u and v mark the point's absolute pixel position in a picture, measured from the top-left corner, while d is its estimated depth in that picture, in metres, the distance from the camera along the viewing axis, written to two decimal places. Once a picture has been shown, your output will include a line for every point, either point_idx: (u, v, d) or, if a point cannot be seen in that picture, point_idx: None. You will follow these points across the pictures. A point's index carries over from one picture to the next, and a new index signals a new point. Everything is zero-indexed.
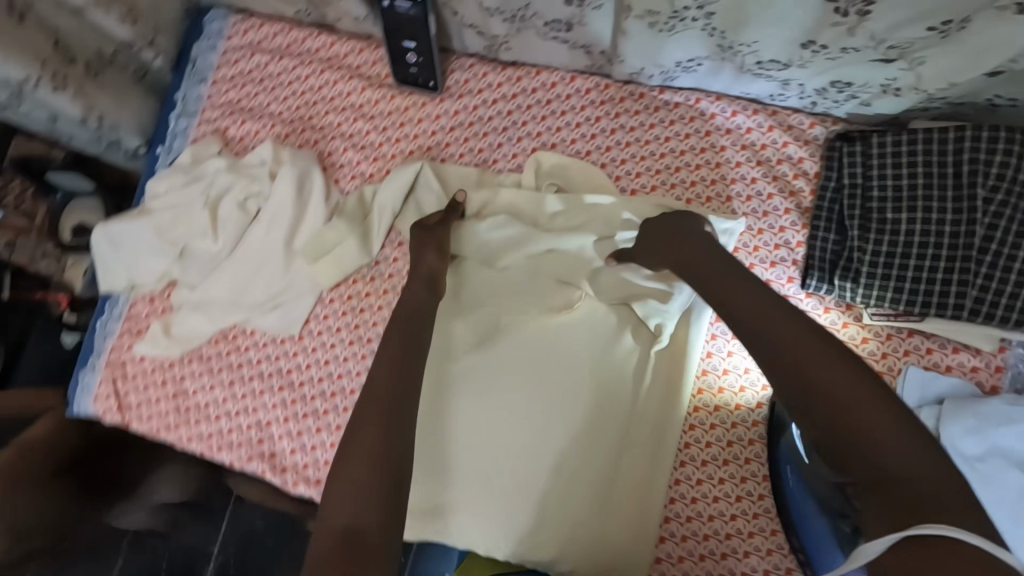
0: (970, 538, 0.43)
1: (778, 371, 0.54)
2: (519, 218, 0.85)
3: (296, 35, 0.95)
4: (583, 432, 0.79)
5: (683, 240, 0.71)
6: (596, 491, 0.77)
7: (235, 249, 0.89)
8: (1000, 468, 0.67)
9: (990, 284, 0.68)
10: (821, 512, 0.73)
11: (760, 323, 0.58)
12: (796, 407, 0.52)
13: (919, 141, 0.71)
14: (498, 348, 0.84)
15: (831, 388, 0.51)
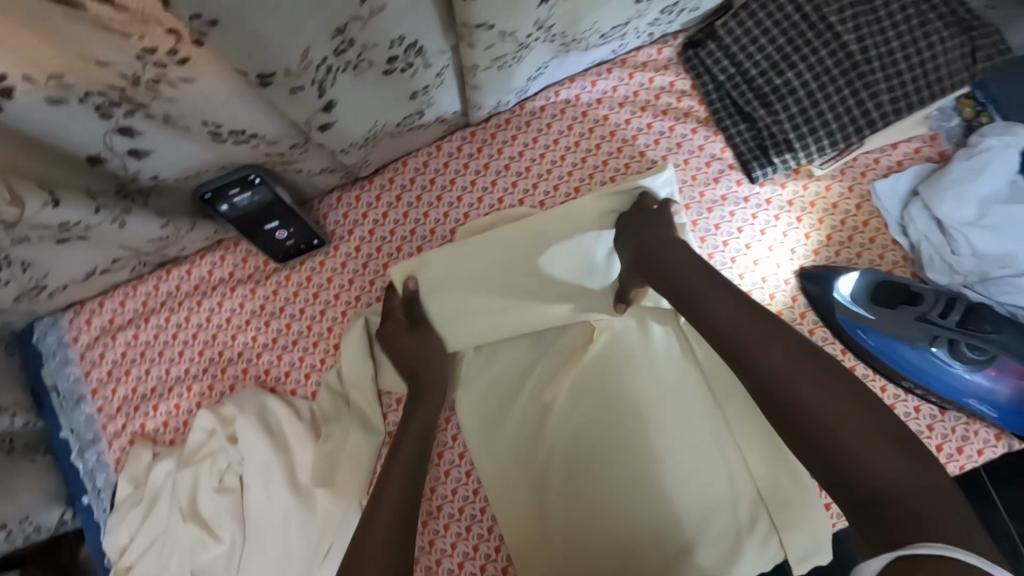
0: (968, 558, 0.40)
1: (759, 371, 0.52)
2: (485, 299, 0.76)
3: (147, 289, 0.83)
4: (679, 443, 0.75)
5: (655, 249, 0.68)
6: (731, 472, 0.75)
7: (245, 534, 0.75)
8: (1005, 210, 0.71)
9: (893, 81, 0.72)
10: (916, 347, 0.72)
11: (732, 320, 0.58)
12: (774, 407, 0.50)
13: (756, 11, 0.75)
14: (558, 418, 0.77)
15: (818, 403, 0.48)
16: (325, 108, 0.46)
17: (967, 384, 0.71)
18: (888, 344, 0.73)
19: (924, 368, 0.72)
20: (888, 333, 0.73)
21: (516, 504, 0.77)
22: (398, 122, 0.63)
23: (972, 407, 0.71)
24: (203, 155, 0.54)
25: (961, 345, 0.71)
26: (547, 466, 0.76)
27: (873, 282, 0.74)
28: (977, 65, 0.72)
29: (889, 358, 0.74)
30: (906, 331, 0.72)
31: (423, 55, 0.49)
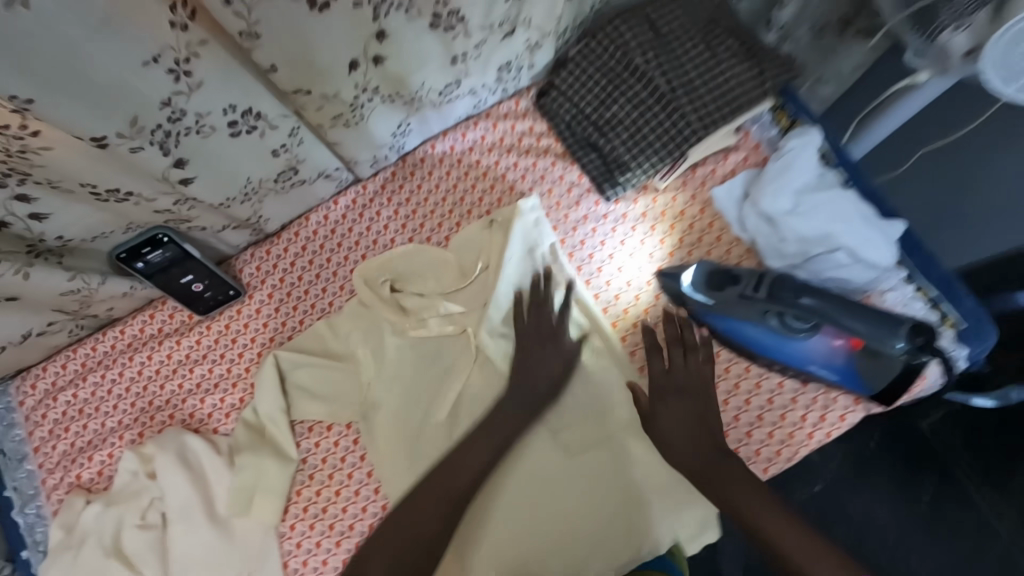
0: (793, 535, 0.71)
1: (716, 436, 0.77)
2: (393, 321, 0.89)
3: (86, 351, 0.93)
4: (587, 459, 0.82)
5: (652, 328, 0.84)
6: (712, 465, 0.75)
7: (167, 569, 0.80)
8: (815, 198, 0.82)
9: (698, 103, 0.85)
10: (756, 325, 0.79)
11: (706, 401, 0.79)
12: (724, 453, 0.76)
13: (581, 61, 0.89)
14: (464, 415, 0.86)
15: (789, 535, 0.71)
16: (175, 165, 0.59)
17: (809, 353, 0.77)
18: (734, 325, 0.80)
19: (767, 343, 0.79)
20: (732, 315, 0.80)
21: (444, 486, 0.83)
22: (275, 178, 0.74)
23: (820, 373, 0.78)
24: (99, 216, 0.65)
25: (788, 317, 0.76)
26: (466, 468, 0.83)
27: (709, 274, 0.82)
28: (766, 83, 0.85)
29: (742, 337, 0.81)
30: (734, 310, 0.80)
31: (263, 119, 0.62)
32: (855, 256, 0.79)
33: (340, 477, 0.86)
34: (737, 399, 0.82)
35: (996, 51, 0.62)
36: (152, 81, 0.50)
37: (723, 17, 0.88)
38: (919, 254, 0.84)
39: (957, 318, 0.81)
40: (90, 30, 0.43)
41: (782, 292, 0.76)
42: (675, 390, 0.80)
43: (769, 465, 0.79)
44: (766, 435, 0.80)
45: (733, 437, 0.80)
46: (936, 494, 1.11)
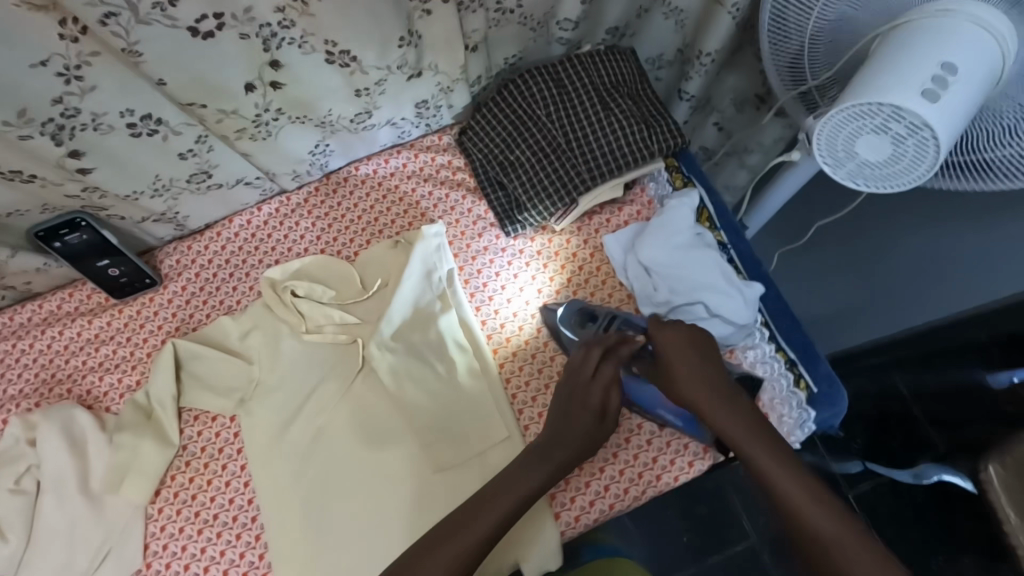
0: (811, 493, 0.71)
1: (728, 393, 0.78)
2: (292, 324, 0.94)
3: (2, 320, 0.98)
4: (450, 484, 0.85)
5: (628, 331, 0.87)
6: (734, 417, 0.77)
7: (32, 535, 0.83)
8: (685, 255, 0.88)
9: (592, 157, 0.93)
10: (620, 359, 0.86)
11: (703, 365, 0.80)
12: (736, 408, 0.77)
13: (495, 109, 0.98)
14: (332, 420, 0.91)
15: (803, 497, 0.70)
16: (71, 154, 0.66)
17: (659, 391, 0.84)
18: None
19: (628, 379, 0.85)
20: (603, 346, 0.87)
21: (294, 486, 0.87)
22: (187, 179, 0.81)
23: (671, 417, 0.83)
24: (6, 194, 0.72)
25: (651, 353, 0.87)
26: (315, 472, 0.88)
27: (580, 313, 0.89)
28: (657, 146, 0.93)
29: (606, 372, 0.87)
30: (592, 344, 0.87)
31: (164, 124, 0.69)
32: (713, 312, 0.85)
33: (215, 467, 0.89)
34: None
35: (832, 120, 0.66)
36: (43, 80, 0.57)
37: (626, 82, 0.97)
38: (783, 317, 0.90)
39: (810, 382, 0.86)
40: None
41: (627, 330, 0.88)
42: (677, 343, 0.82)
43: (615, 501, 0.82)
44: (618, 473, 0.83)
45: (587, 471, 0.83)
46: None
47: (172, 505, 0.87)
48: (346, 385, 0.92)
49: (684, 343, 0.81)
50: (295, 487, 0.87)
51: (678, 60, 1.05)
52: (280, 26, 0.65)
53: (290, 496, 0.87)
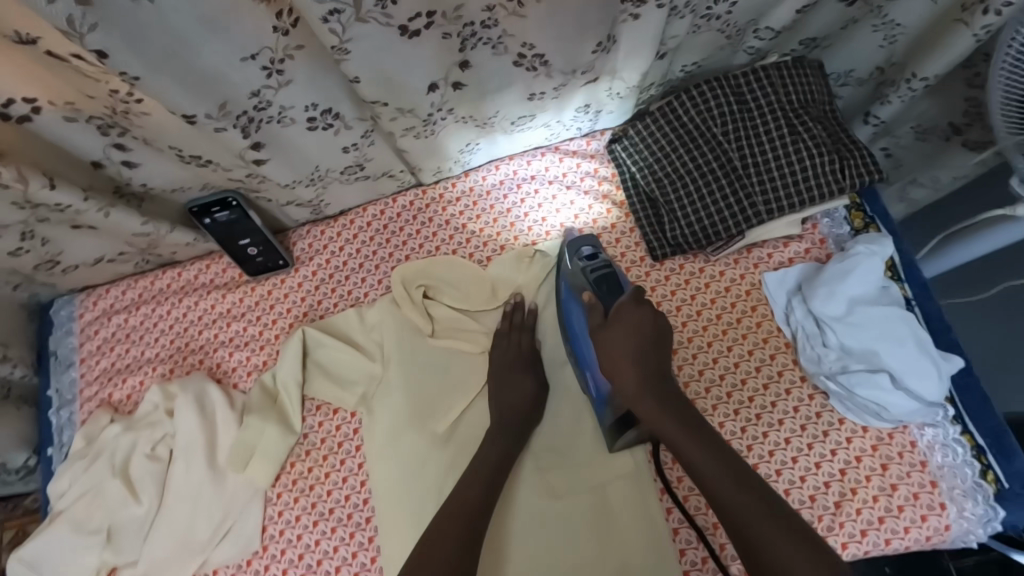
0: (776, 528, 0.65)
1: (679, 415, 0.73)
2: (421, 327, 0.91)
3: (144, 283, 1.01)
4: (561, 511, 0.82)
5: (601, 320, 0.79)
6: (686, 440, 0.71)
7: (162, 500, 0.86)
8: (866, 310, 0.77)
9: (767, 187, 0.83)
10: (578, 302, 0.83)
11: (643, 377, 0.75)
12: (685, 426, 0.72)
13: (659, 120, 0.89)
14: (452, 430, 0.88)
15: (772, 540, 0.64)
16: (252, 147, 0.63)
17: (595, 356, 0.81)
18: (569, 296, 0.85)
19: (576, 324, 0.83)
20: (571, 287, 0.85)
21: (407, 494, 0.85)
22: (342, 170, 0.79)
23: (588, 379, 0.83)
24: (180, 173, 0.71)
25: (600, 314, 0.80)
26: (439, 484, 0.85)
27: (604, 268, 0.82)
28: (847, 180, 0.82)
29: (567, 307, 0.85)
30: (572, 276, 0.84)
31: (340, 119, 0.66)
32: (897, 383, 0.74)
33: (333, 460, 0.89)
34: None
35: None
36: (246, 74, 0.54)
37: (816, 103, 0.86)
38: (973, 396, 0.78)
39: (1000, 476, 0.75)
40: (199, 22, 0.48)
41: (606, 289, 0.81)
42: (611, 337, 0.77)
43: (732, 562, 0.78)
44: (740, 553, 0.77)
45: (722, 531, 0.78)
46: None
47: (290, 493, 0.87)
48: (470, 397, 0.89)
49: (629, 329, 0.77)
50: (410, 496, 0.85)
51: (874, 79, 0.92)
52: (482, 25, 0.60)
53: (404, 505, 0.84)
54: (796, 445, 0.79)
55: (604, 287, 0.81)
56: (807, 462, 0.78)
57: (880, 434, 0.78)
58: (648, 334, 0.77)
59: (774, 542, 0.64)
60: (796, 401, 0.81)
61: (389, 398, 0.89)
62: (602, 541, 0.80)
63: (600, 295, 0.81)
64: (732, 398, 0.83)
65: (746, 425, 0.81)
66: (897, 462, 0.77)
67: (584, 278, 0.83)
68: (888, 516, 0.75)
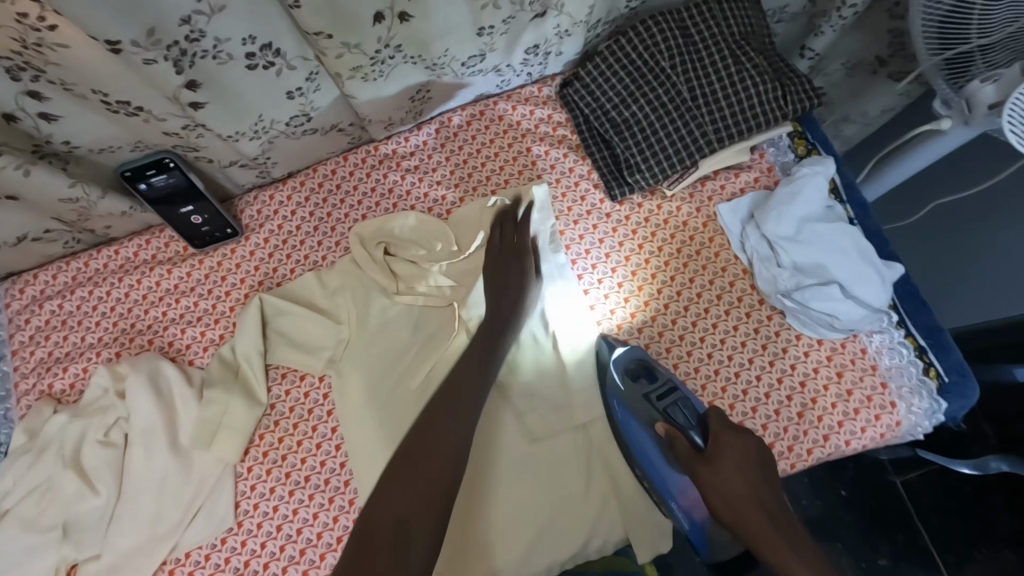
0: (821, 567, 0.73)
1: (751, 478, 0.76)
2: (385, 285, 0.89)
3: (78, 265, 0.94)
4: (549, 459, 0.83)
5: (721, 458, 0.78)
6: (753, 494, 0.77)
7: (121, 487, 0.81)
8: (815, 229, 0.81)
9: (716, 117, 0.86)
10: (649, 434, 0.83)
11: (755, 486, 0.76)
12: (765, 502, 0.77)
13: (609, 58, 0.89)
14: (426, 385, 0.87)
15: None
16: (188, 86, 0.59)
17: (680, 487, 0.84)
18: (631, 422, 0.83)
19: (648, 450, 0.83)
20: (633, 410, 0.83)
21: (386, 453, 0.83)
22: (287, 121, 0.75)
23: (676, 513, 0.83)
24: (108, 128, 0.66)
25: (690, 428, 0.81)
26: None
27: (637, 364, 0.83)
28: (789, 106, 0.86)
29: (632, 441, 0.83)
30: (638, 410, 0.83)
31: (282, 56, 0.63)
32: (847, 292, 0.78)
33: (305, 428, 0.86)
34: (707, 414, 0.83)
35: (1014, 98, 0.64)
36: None
37: (756, 35, 0.89)
38: (913, 301, 0.84)
39: (941, 371, 0.81)
40: None
41: (675, 414, 0.82)
42: (736, 497, 0.77)
43: None
44: None
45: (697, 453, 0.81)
46: (886, 550, 1.11)
47: (262, 467, 0.84)
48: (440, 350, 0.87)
49: (732, 460, 0.77)
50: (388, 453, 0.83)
51: (806, 13, 0.96)
52: None
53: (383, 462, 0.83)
54: (759, 363, 0.83)
55: (681, 420, 0.82)
56: (769, 378, 0.82)
57: (833, 344, 0.83)
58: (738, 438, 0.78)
59: None
60: (756, 323, 0.85)
61: (358, 359, 0.87)
62: (596, 482, 0.82)
63: (674, 425, 0.82)
64: (696, 327, 0.86)
65: (710, 351, 0.84)
66: (850, 369, 0.82)
67: (653, 409, 0.83)
68: (846, 419, 0.80)
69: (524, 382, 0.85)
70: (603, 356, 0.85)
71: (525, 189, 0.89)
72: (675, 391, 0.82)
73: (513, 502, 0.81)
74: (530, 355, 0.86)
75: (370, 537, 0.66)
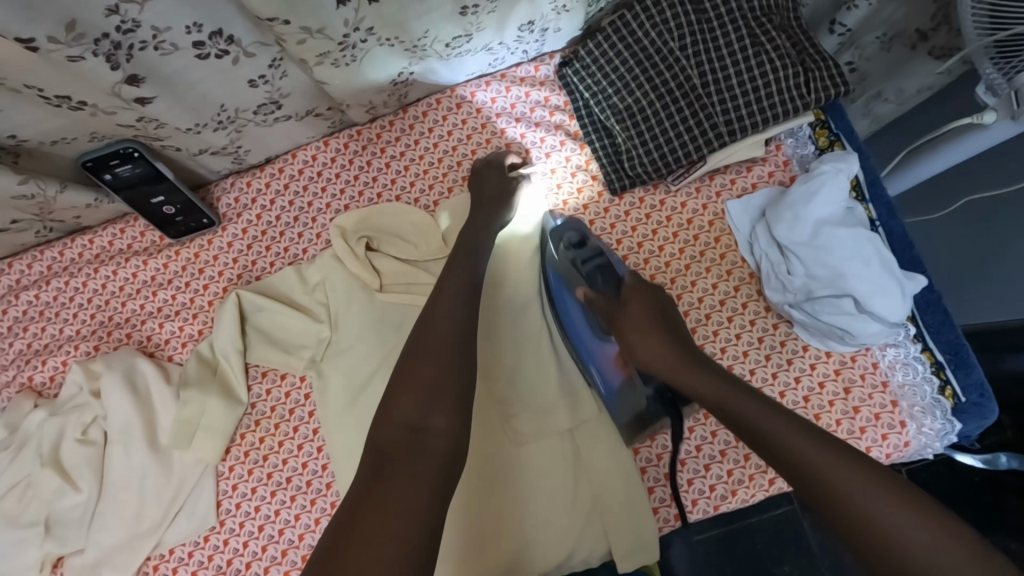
0: (830, 450, 0.57)
1: (678, 337, 0.73)
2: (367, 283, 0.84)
3: (52, 254, 0.90)
4: (545, 469, 0.78)
5: (639, 308, 0.76)
6: (680, 350, 0.72)
7: (103, 485, 0.81)
8: (833, 234, 0.74)
9: (727, 106, 0.78)
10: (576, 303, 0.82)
11: (677, 340, 0.73)
12: (717, 374, 0.68)
13: (613, 36, 0.81)
14: None
15: (819, 466, 0.57)
16: (128, 81, 0.58)
17: (600, 352, 0.81)
18: (560, 290, 0.82)
19: (575, 320, 0.82)
20: (561, 277, 0.82)
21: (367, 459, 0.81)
22: (255, 110, 0.71)
23: (594, 376, 0.80)
24: (56, 121, 0.62)
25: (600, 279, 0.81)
26: None
27: (573, 233, 0.81)
28: (812, 94, 0.77)
29: (561, 310, 0.82)
30: (565, 277, 0.81)
31: (236, 44, 0.61)
32: (862, 307, 0.72)
33: (286, 428, 0.84)
34: (703, 429, 0.79)
35: None
36: None
37: (779, 10, 0.80)
38: (934, 313, 0.78)
39: (958, 390, 0.75)
40: None
41: (596, 278, 0.81)
42: (644, 330, 0.74)
43: (700, 498, 0.78)
44: (708, 487, 0.77)
45: (689, 467, 0.78)
46: None
47: (244, 466, 0.83)
48: None
49: (640, 301, 0.77)
50: None
51: None
52: None
53: None
54: (761, 375, 0.78)
55: (599, 282, 0.81)
56: (771, 392, 0.77)
57: (842, 358, 0.77)
58: (660, 302, 0.77)
59: (827, 468, 0.56)
60: (760, 332, 0.79)
61: (339, 358, 0.84)
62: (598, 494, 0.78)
63: (591, 287, 0.81)
64: (695, 334, 0.80)
65: (710, 361, 0.79)
66: (859, 385, 0.76)
67: (576, 270, 0.81)
68: (850, 437, 0.75)
69: (516, 389, 0.80)
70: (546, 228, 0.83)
71: (503, 165, 0.81)
72: (602, 256, 0.81)
73: (512, 518, 0.77)
74: (524, 359, 0.81)
75: (352, 523, 0.53)
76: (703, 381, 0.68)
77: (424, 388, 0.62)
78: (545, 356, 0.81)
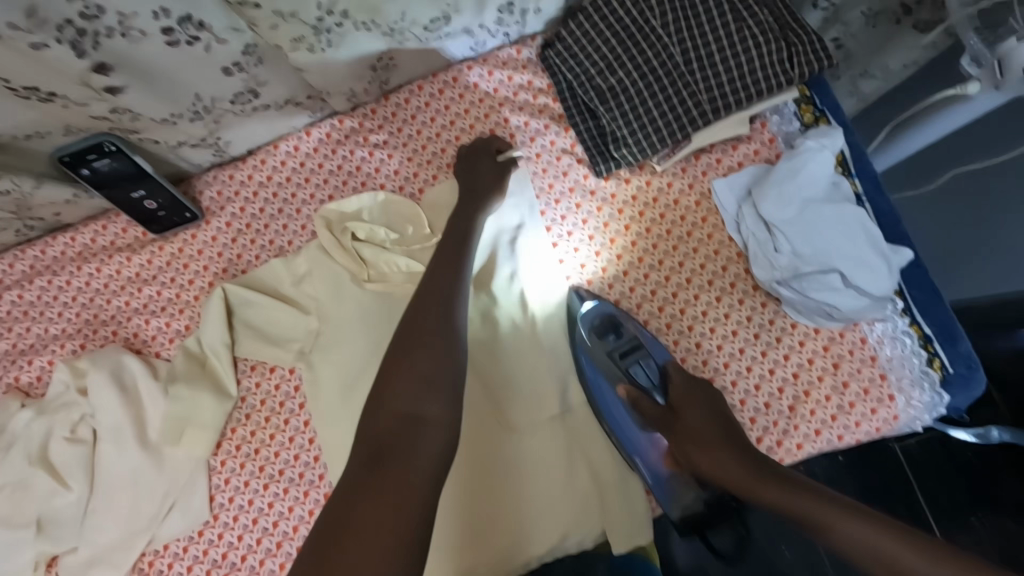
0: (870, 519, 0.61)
1: (717, 421, 0.73)
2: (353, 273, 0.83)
3: (34, 253, 0.89)
4: (537, 455, 0.79)
5: (687, 405, 0.75)
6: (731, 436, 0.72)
7: (94, 483, 0.80)
8: (818, 210, 0.74)
9: (710, 83, 0.78)
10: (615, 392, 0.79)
11: (718, 422, 0.73)
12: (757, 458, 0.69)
13: (594, 16, 0.81)
14: None
15: (871, 545, 0.60)
16: (96, 69, 0.57)
17: (644, 444, 0.78)
18: (598, 381, 0.79)
19: (614, 410, 0.79)
20: (599, 367, 0.79)
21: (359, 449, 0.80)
22: (231, 99, 0.70)
23: (641, 469, 0.78)
24: (27, 113, 0.61)
25: (641, 370, 0.78)
26: None
27: (604, 319, 0.79)
28: (795, 69, 0.76)
29: (598, 399, 0.79)
30: (604, 369, 0.79)
31: (207, 30, 0.59)
32: (848, 282, 0.72)
33: (277, 420, 0.84)
34: None
35: None
36: None
37: None
38: (921, 287, 0.78)
39: (945, 362, 0.76)
40: None
41: (637, 374, 0.79)
42: (699, 435, 0.73)
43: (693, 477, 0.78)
44: None
45: None
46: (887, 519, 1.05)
47: (236, 460, 0.82)
48: None
49: (689, 399, 0.75)
50: None
51: None
52: None
53: None
54: (751, 354, 0.78)
55: (644, 379, 0.79)
56: (761, 370, 0.77)
57: (831, 334, 0.77)
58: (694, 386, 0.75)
59: (874, 540, 0.60)
60: (749, 311, 0.79)
61: (328, 349, 0.84)
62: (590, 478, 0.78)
63: (634, 382, 0.79)
64: (684, 315, 0.80)
65: (699, 341, 0.79)
66: (848, 360, 0.76)
67: (617, 367, 0.79)
68: (840, 413, 0.75)
69: (506, 375, 0.80)
70: (574, 309, 0.80)
71: (492, 148, 0.81)
72: (640, 347, 0.78)
73: (506, 505, 0.77)
74: (513, 344, 0.81)
75: (343, 514, 0.53)
76: (745, 463, 0.69)
77: (412, 375, 0.62)
78: (534, 340, 0.81)
